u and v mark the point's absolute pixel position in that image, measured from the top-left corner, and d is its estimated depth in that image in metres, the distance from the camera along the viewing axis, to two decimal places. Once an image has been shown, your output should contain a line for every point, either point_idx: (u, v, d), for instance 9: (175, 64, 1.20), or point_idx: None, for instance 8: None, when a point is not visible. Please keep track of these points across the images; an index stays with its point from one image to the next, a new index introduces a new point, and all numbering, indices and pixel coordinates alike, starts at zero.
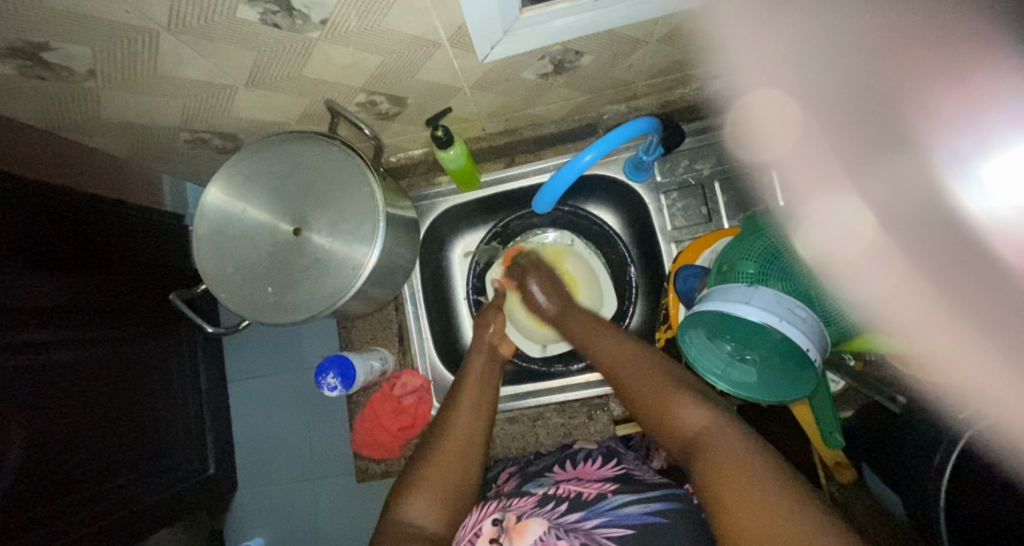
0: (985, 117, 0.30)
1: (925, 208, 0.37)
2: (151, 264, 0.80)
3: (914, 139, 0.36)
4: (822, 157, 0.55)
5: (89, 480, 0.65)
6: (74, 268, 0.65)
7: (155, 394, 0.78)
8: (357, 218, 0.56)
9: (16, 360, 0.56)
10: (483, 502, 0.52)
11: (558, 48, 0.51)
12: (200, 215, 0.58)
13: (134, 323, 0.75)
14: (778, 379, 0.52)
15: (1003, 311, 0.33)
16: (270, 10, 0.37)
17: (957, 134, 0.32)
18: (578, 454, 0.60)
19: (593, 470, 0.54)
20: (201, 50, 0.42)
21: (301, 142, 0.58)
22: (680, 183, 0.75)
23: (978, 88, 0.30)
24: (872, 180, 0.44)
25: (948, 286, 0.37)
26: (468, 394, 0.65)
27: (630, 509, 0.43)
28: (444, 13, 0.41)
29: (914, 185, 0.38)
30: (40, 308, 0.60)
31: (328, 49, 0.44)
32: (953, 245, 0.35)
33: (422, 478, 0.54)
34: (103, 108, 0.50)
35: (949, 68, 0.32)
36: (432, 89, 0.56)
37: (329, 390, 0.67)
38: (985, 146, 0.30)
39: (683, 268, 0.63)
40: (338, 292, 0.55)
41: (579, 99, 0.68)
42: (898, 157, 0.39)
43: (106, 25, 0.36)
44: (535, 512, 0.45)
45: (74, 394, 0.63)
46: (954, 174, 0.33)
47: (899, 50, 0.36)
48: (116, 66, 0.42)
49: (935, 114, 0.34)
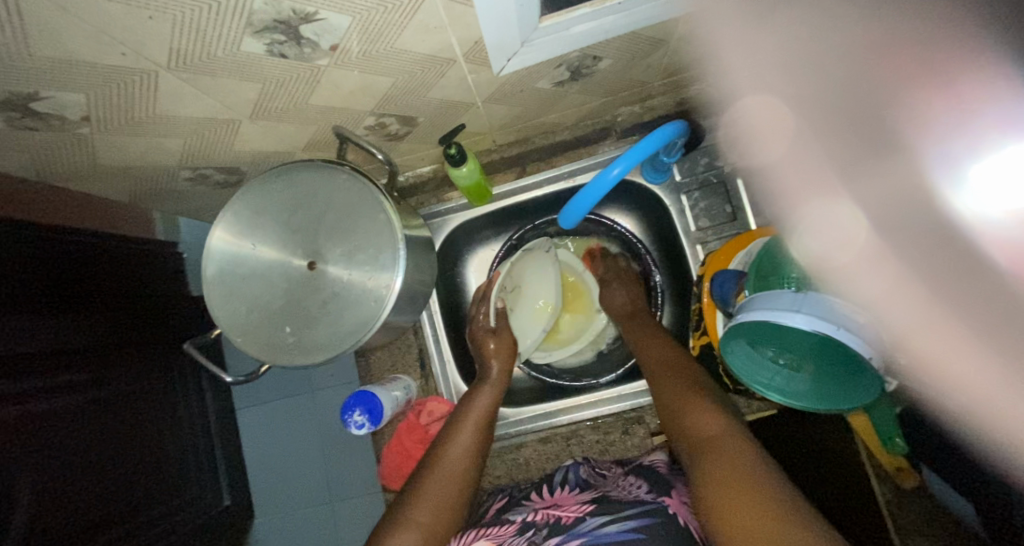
0: (970, 124, 0.33)
1: (914, 210, 0.41)
2: (145, 297, 0.77)
3: (905, 140, 0.39)
4: (812, 163, 0.55)
5: (117, 523, 0.63)
6: (76, 314, 0.62)
7: (165, 437, 0.75)
8: (376, 247, 0.54)
9: (25, 408, 0.54)
10: (466, 531, 0.52)
11: (577, 54, 0.48)
12: (207, 257, 0.55)
13: (139, 366, 0.72)
14: (834, 387, 0.49)
15: (990, 307, 0.37)
16: (277, 40, 0.34)
17: (941, 140, 0.36)
18: (556, 479, 0.60)
19: (570, 497, 0.53)
20: (204, 87, 0.39)
21: (311, 171, 0.55)
22: (701, 182, 0.72)
23: (962, 91, 0.33)
24: (865, 183, 0.45)
25: (939, 283, 0.41)
26: (467, 422, 0.61)
27: (608, 529, 0.43)
28: (461, 28, 0.39)
29: (910, 189, 0.40)
30: (48, 354, 0.58)
31: (338, 75, 0.41)
32: (943, 246, 0.39)
33: (410, 518, 0.50)
34: (98, 155, 0.46)
35: (933, 66, 0.35)
36: (445, 106, 0.53)
37: (356, 428, 0.63)
38: (975, 151, 0.33)
39: (717, 273, 0.59)
40: (361, 328, 0.53)
41: (594, 104, 0.65)
42: (893, 161, 0.41)
43: (100, 68, 0.34)
44: (513, 540, 0.46)
45: (83, 440, 0.60)
46: (943, 177, 0.37)
47: (886, 54, 0.38)
48: (111, 111, 0.39)
49: (925, 120, 0.37)
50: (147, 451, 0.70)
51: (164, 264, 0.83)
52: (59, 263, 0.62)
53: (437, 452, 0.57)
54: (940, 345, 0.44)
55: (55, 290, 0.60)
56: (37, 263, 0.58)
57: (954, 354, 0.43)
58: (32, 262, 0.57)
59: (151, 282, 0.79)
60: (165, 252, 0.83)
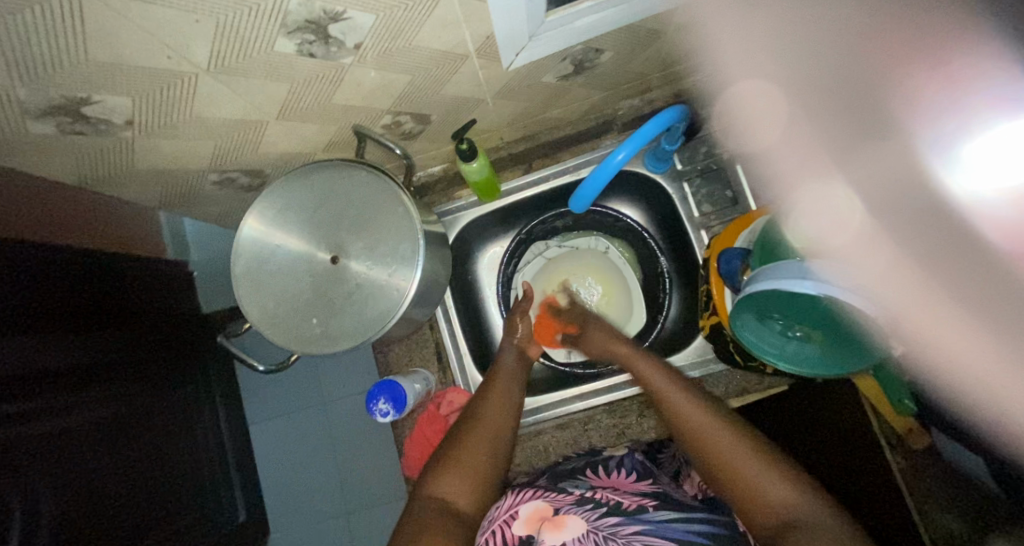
0: (967, 102, 0.36)
1: (911, 190, 0.44)
2: (161, 312, 0.80)
3: (900, 123, 0.43)
4: (815, 148, 0.59)
5: (141, 532, 0.64)
6: (93, 327, 0.65)
7: (181, 444, 0.76)
8: (395, 240, 0.56)
9: (53, 423, 0.56)
10: (518, 490, 0.55)
11: (580, 47, 0.51)
12: (237, 252, 0.57)
13: (157, 378, 0.75)
14: (841, 350, 0.52)
15: (986, 278, 0.40)
16: (308, 40, 0.37)
17: (937, 124, 0.39)
18: (608, 461, 0.62)
19: (627, 482, 0.55)
20: (238, 89, 0.42)
21: (331, 169, 0.57)
22: (702, 169, 0.75)
23: (955, 73, 0.37)
24: (862, 165, 0.49)
25: (936, 260, 0.44)
26: (498, 389, 0.65)
27: (674, 525, 0.45)
28: (475, 24, 0.42)
29: (906, 169, 0.44)
30: (73, 370, 0.60)
31: (360, 73, 0.44)
32: (940, 223, 0.42)
33: (455, 459, 0.55)
34: (136, 159, 0.49)
35: (924, 54, 0.40)
36: (456, 103, 0.56)
37: (381, 416, 0.65)
38: (967, 129, 0.36)
39: (723, 251, 0.61)
40: (383, 317, 0.55)
41: (596, 98, 0.68)
42: (888, 141, 0.45)
43: (147, 72, 0.37)
44: (573, 509, 0.48)
45: (105, 453, 0.62)
46: (936, 159, 0.41)
47: (883, 35, 0.43)
48: (153, 114, 0.42)
49: (921, 102, 0.41)
50: (163, 459, 0.72)
51: (176, 278, 0.87)
52: (76, 280, 0.64)
53: (475, 412, 0.62)
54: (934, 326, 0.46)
55: (74, 306, 0.63)
56: (55, 282, 0.61)
57: (950, 331, 0.45)
58: (51, 283, 0.60)
59: (165, 297, 0.83)
60: (176, 267, 0.87)
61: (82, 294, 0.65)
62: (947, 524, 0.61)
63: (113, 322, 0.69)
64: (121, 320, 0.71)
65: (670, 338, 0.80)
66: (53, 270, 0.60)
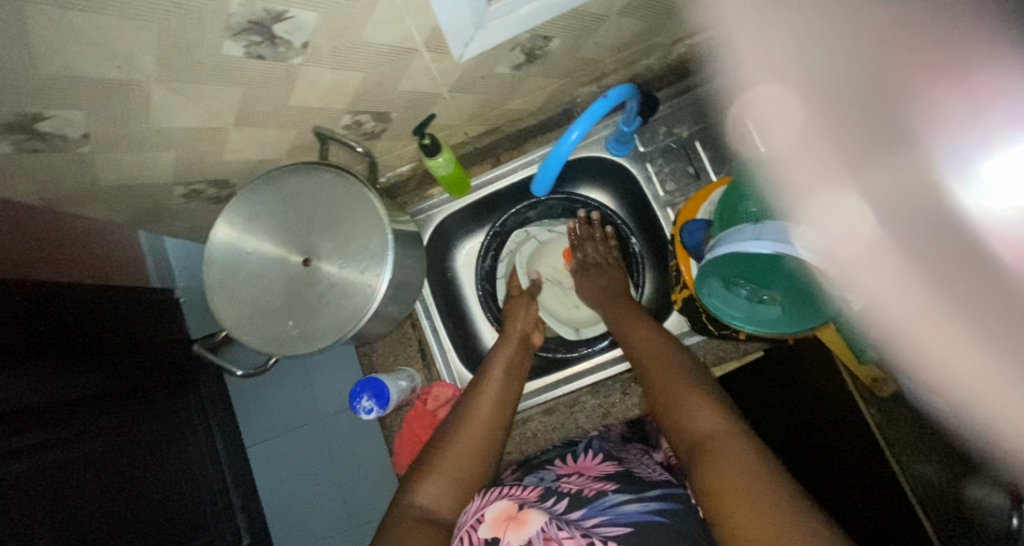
0: (984, 118, 0.31)
1: (923, 206, 0.37)
2: (152, 342, 0.80)
3: (912, 133, 0.37)
4: (822, 152, 0.51)
5: None
6: (82, 361, 0.65)
7: (175, 467, 0.76)
8: (364, 237, 0.57)
9: (43, 457, 0.56)
10: (486, 489, 0.55)
11: (528, 35, 0.52)
12: (209, 261, 0.58)
13: (146, 404, 0.74)
14: (798, 308, 0.55)
15: (998, 308, 0.33)
16: (254, 41, 0.39)
17: (952, 135, 0.33)
18: (579, 448, 0.63)
19: (593, 466, 0.56)
20: (192, 96, 0.43)
21: (296, 173, 0.58)
22: (663, 148, 0.77)
23: (979, 88, 0.32)
24: (874, 176, 0.42)
25: (949, 282, 0.37)
26: (492, 384, 0.65)
27: (629, 508, 0.45)
28: (418, 17, 0.43)
29: (917, 185, 0.37)
30: (55, 406, 0.59)
31: (311, 73, 0.46)
32: (944, 249, 0.36)
33: (437, 464, 0.56)
34: (99, 175, 0.50)
35: (949, 65, 0.34)
36: (414, 99, 0.58)
37: (365, 413, 0.65)
38: (986, 146, 0.31)
39: (686, 224, 0.63)
40: (356, 315, 0.56)
41: (552, 86, 0.70)
42: (899, 156, 0.38)
43: (97, 83, 0.37)
44: (536, 504, 0.47)
45: (100, 481, 0.62)
46: (951, 173, 0.33)
47: (904, 47, 0.38)
48: (109, 127, 0.43)
49: (936, 113, 0.35)
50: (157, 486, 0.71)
51: (159, 308, 0.85)
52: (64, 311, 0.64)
53: (467, 405, 0.63)
54: (951, 347, 0.40)
55: (62, 338, 0.63)
56: (45, 316, 0.60)
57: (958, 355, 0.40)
58: (39, 322, 0.59)
59: (157, 328, 0.83)
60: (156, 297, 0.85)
61: (72, 323, 0.65)
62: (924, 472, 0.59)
63: (104, 352, 0.70)
64: (112, 349, 0.71)
65: None
66: (37, 306, 0.59)
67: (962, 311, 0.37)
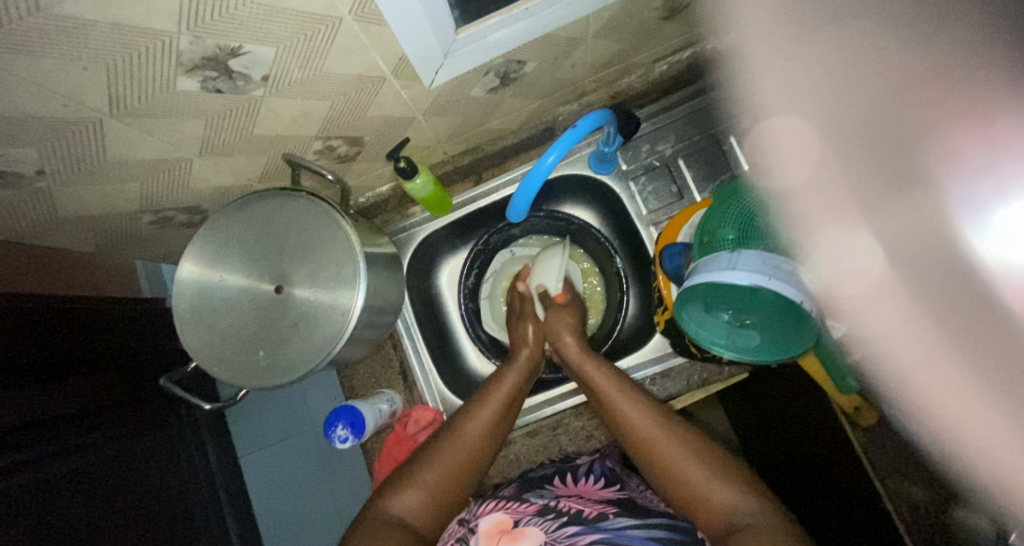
0: (998, 165, 0.30)
1: (929, 250, 0.36)
2: (153, 351, 0.74)
3: (926, 175, 0.35)
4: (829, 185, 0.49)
5: None
6: (73, 373, 0.59)
7: (181, 487, 0.69)
8: (336, 264, 0.56)
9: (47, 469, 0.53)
10: (480, 501, 0.55)
11: (501, 60, 0.51)
12: (179, 292, 0.57)
13: (146, 418, 0.68)
14: (780, 335, 0.53)
15: (1006, 355, 0.33)
16: (210, 76, 0.37)
17: (966, 179, 0.32)
18: (578, 467, 0.61)
19: (593, 488, 0.55)
20: (151, 130, 0.42)
21: (268, 199, 0.57)
22: (646, 167, 0.76)
23: (1000, 133, 0.30)
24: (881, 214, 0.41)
25: (953, 327, 0.36)
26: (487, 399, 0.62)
27: (632, 533, 0.45)
28: (382, 47, 0.42)
29: (926, 229, 0.36)
30: (54, 418, 0.56)
31: (275, 104, 0.44)
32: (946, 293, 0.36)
33: (416, 474, 0.54)
34: (60, 207, 0.49)
35: (968, 107, 0.32)
36: (387, 123, 0.57)
37: (340, 442, 0.65)
38: (1001, 193, 0.30)
39: (667, 247, 0.62)
40: (328, 343, 0.54)
41: (531, 106, 0.69)
42: (909, 198, 0.37)
43: (46, 122, 0.36)
44: (532, 521, 0.48)
45: (94, 505, 0.56)
46: (961, 218, 0.33)
47: (923, 87, 0.36)
48: (66, 162, 0.42)
49: (951, 157, 0.33)
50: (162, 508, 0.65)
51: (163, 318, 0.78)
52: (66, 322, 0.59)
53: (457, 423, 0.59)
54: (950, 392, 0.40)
55: (57, 350, 0.57)
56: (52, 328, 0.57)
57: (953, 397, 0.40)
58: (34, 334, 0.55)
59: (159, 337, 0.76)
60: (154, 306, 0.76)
61: (71, 334, 0.60)
62: (910, 495, 0.60)
63: (99, 361, 0.64)
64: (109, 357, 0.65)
65: (630, 336, 0.81)
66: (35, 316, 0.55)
67: (969, 359, 0.36)
